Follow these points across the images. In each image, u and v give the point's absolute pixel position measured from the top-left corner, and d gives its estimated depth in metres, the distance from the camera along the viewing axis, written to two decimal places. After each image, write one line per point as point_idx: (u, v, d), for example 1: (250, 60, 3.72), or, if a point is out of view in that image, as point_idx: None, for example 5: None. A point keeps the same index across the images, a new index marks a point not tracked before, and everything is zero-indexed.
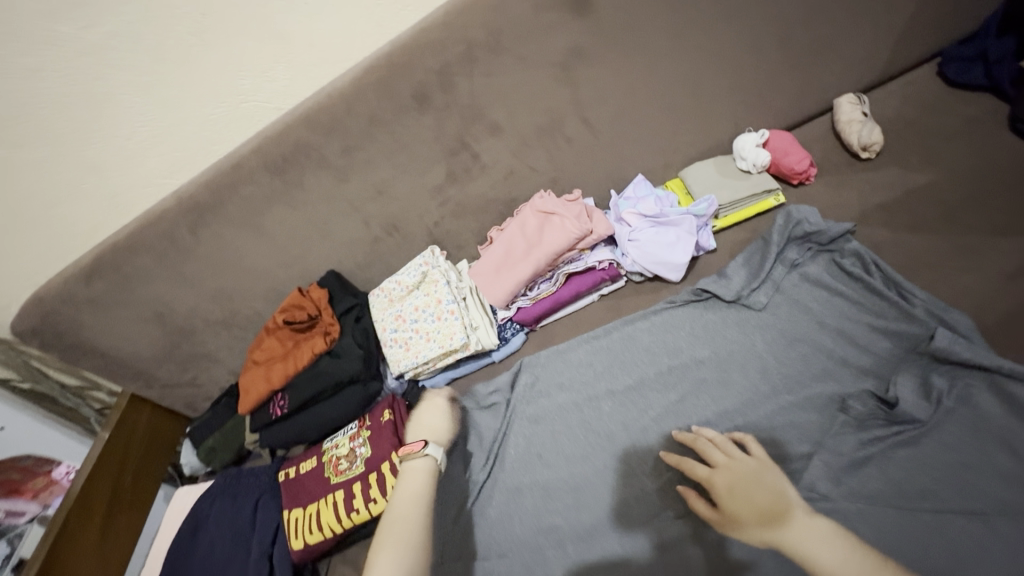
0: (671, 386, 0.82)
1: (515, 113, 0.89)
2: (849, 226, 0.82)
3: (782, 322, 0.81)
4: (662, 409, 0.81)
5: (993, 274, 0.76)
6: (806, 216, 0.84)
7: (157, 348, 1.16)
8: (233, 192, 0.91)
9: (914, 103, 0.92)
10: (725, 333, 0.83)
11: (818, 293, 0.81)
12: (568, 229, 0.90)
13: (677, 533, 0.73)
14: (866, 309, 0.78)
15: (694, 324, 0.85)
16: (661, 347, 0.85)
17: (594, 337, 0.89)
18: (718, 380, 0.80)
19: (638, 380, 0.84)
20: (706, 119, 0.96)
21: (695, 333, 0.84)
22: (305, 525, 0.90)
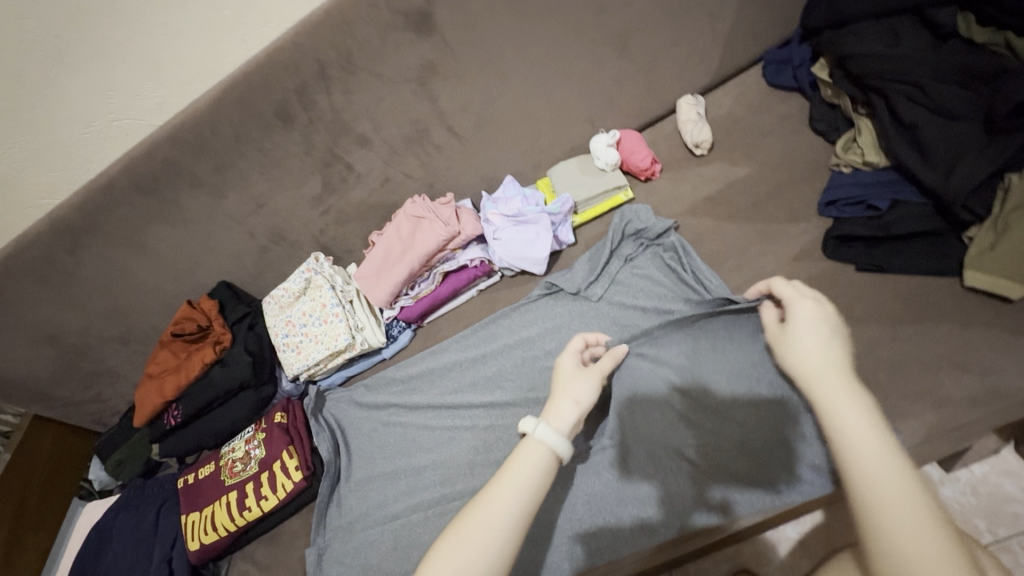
0: (523, 374, 0.91)
1: (379, 125, 0.94)
2: (671, 222, 0.92)
3: (615, 310, 0.91)
4: (515, 394, 0.89)
5: (796, 255, 0.87)
6: (638, 214, 0.94)
7: (53, 368, 1.17)
8: (107, 212, 0.93)
9: (745, 101, 1.02)
10: (570, 324, 0.92)
11: (653, 283, 0.91)
12: (438, 232, 0.97)
13: None
14: (685, 292, 0.88)
15: (544, 317, 0.94)
16: (518, 339, 0.94)
17: (463, 336, 0.99)
18: None
19: (498, 372, 0.93)
20: (566, 122, 1.04)
21: (544, 326, 0.93)
22: (202, 526, 0.94)
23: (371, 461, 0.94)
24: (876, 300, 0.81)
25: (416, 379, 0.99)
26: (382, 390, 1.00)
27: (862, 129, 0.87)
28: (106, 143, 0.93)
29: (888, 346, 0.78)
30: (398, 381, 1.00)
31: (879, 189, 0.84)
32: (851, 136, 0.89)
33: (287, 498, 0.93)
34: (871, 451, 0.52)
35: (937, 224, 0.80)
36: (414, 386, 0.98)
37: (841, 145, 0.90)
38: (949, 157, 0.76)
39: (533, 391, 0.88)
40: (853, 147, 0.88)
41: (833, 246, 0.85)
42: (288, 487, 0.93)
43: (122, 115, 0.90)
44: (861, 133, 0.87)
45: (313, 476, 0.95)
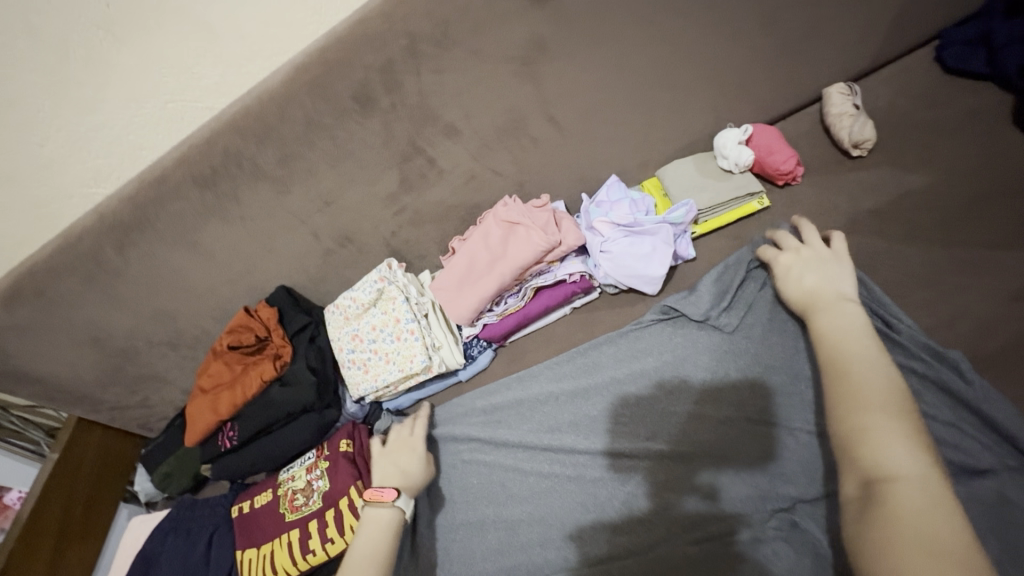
0: (638, 419, 0.77)
1: (472, 113, 0.80)
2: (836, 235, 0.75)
3: (755, 346, 0.76)
4: (630, 444, 0.76)
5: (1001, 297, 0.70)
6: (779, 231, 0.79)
7: (99, 371, 1.08)
8: (159, 206, 0.81)
9: (911, 92, 0.84)
10: (697, 359, 0.77)
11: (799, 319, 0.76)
12: (535, 240, 0.82)
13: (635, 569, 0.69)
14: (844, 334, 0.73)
15: (662, 348, 0.79)
16: (628, 373, 0.79)
17: (557, 361, 0.84)
18: (688, 412, 0.75)
19: (604, 413, 0.79)
20: (685, 112, 0.87)
21: (662, 359, 0.79)
22: (260, 568, 0.83)
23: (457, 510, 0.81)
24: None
25: (502, 408, 0.84)
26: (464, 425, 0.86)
27: None
28: (163, 124, 0.80)
29: None
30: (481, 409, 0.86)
31: None
32: None
33: None
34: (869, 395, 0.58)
35: None
36: (503, 423, 0.83)
37: None
38: None
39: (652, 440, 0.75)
40: None
41: None
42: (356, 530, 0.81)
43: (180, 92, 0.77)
44: None
45: None
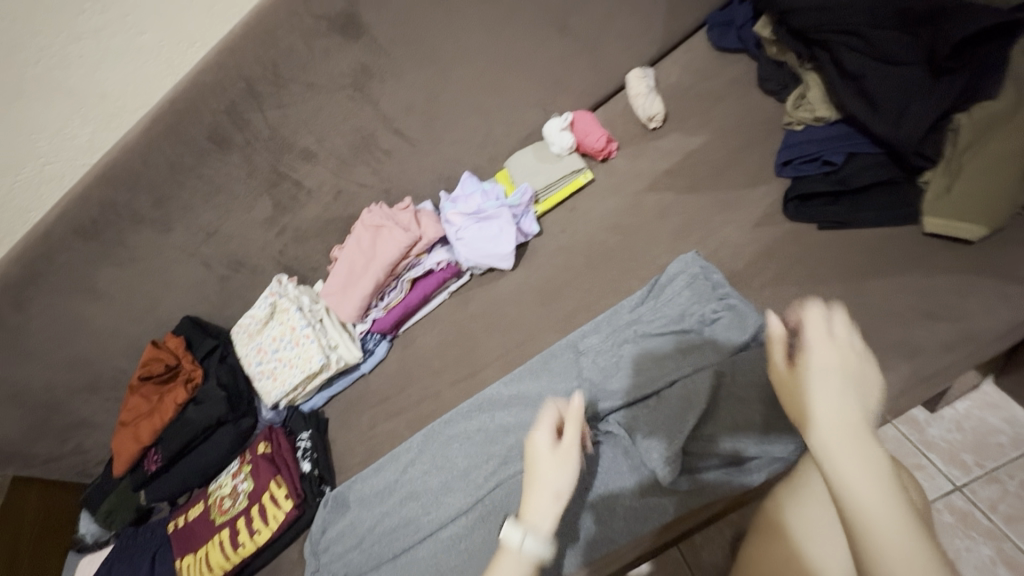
0: (514, 397, 0.83)
1: (323, 137, 0.91)
2: (693, 254, 0.80)
3: (608, 318, 0.82)
4: (503, 418, 0.82)
5: (747, 225, 0.82)
6: (686, 267, 0.79)
7: (23, 427, 1.12)
8: (51, 261, 0.90)
9: (694, 68, 1.00)
10: (561, 342, 0.85)
11: (680, 272, 0.79)
12: (399, 239, 0.95)
13: (500, 497, 0.75)
14: (705, 281, 0.77)
15: (544, 354, 0.85)
16: (513, 378, 0.86)
17: (508, 378, 0.86)
18: (551, 375, 0.82)
19: (487, 398, 0.86)
20: (515, 110, 1.01)
21: (539, 361, 0.85)
22: (197, 568, 0.92)
23: (369, 492, 0.89)
24: (834, 256, 0.75)
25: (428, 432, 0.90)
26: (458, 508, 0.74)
27: (811, 84, 0.83)
28: (42, 188, 0.88)
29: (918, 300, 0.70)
30: (416, 440, 0.90)
31: (834, 143, 0.79)
32: (800, 93, 0.84)
33: (280, 528, 0.91)
34: (842, 450, 0.49)
35: (892, 172, 0.76)
36: (426, 440, 0.88)
37: (792, 103, 0.85)
38: (898, 103, 0.72)
39: (548, 385, 0.81)
40: (804, 104, 0.83)
41: (793, 206, 0.80)
42: (279, 518, 0.91)
43: (53, 156, 0.86)
44: (809, 89, 0.83)
45: (304, 502, 0.93)
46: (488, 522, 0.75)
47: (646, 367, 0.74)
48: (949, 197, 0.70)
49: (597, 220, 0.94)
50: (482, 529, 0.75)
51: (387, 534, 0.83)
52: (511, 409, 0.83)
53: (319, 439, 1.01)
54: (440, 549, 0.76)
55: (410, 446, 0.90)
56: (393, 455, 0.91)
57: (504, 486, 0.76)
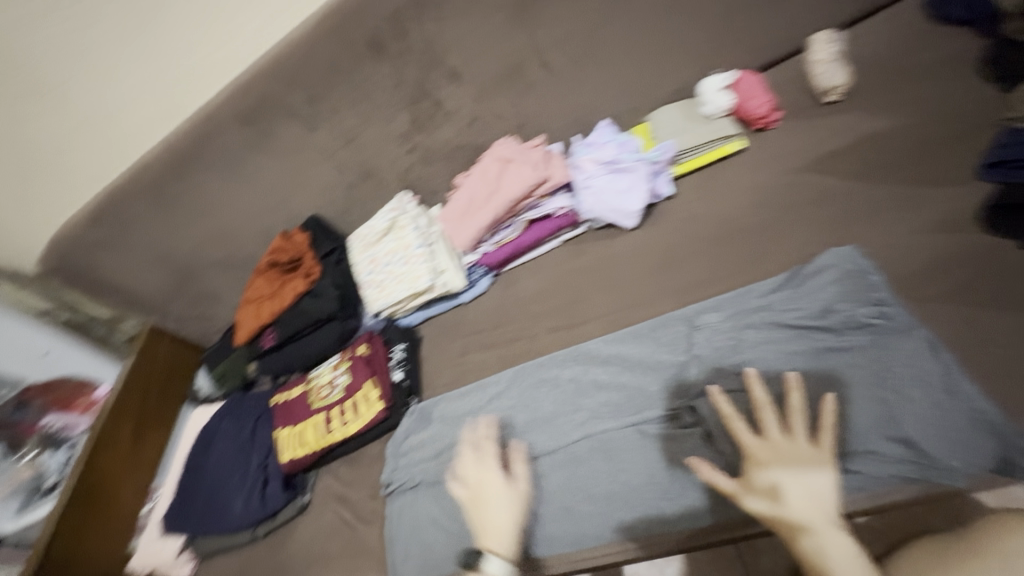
0: (615, 358, 0.82)
1: (472, 59, 0.90)
2: (850, 249, 0.72)
3: (735, 299, 0.77)
4: (597, 376, 0.82)
5: (922, 228, 0.72)
6: (843, 262, 0.72)
7: (166, 286, 1.27)
8: (211, 141, 0.98)
9: (891, 43, 0.88)
10: (675, 313, 0.81)
11: (834, 266, 0.72)
12: (526, 177, 0.93)
13: (583, 450, 0.77)
14: (857, 277, 0.70)
15: (654, 323, 0.82)
16: (617, 337, 0.84)
17: (613, 338, 0.84)
18: (657, 345, 0.79)
19: (586, 353, 0.85)
20: (672, 60, 0.94)
21: (647, 328, 0.82)
22: (293, 442, 1.03)
23: (454, 415, 0.93)
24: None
25: (518, 371, 0.91)
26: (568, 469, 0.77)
27: None
28: (208, 75, 0.94)
29: None
30: (505, 377, 0.91)
31: None
32: None
33: (367, 425, 0.98)
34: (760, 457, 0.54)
35: None
36: (515, 379, 0.90)
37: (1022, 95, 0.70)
38: None
39: (651, 353, 0.79)
40: None
41: (991, 216, 0.70)
42: (369, 416, 0.98)
43: (222, 44, 0.90)
44: None
45: (392, 407, 0.99)
46: (567, 466, 0.77)
47: (771, 356, 0.69)
48: None
49: (739, 194, 0.88)
50: (564, 472, 0.77)
51: None
52: (609, 365, 0.82)
53: (412, 349, 1.07)
54: None
55: (499, 380, 0.92)
56: (480, 386, 0.94)
57: (586, 440, 0.77)
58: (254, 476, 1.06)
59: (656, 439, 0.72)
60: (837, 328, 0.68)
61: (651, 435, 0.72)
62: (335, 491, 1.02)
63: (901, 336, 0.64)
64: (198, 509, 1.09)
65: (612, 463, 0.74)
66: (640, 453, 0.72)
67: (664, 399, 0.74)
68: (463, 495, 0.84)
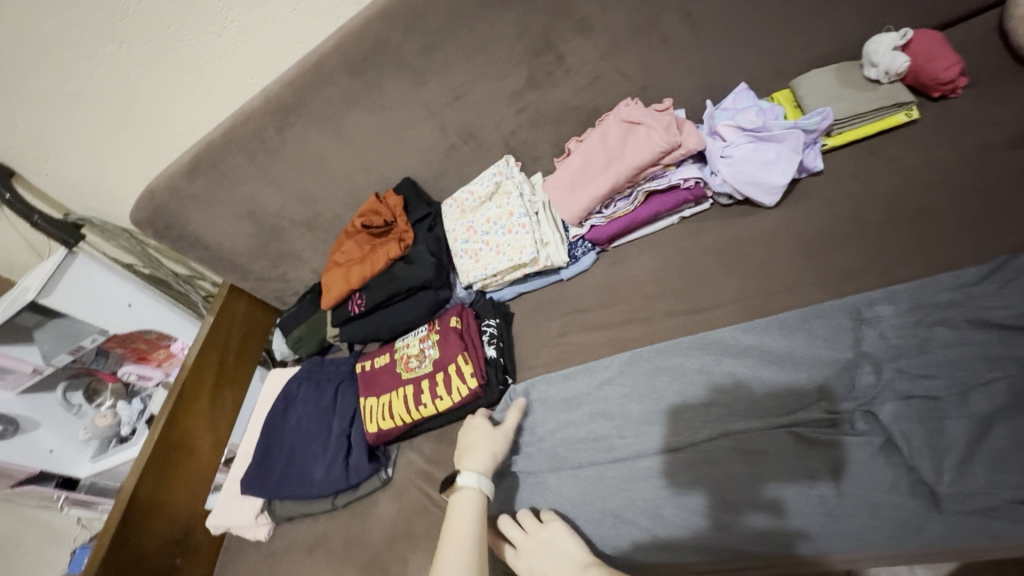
0: (758, 350, 0.72)
1: (607, 8, 0.80)
2: None
3: (916, 292, 0.67)
4: (735, 367, 0.72)
5: None
6: None
7: (250, 245, 1.24)
8: (316, 92, 0.93)
9: None
10: (835, 303, 0.71)
11: None
12: (655, 142, 0.84)
13: (720, 449, 0.68)
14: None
15: (808, 313, 0.71)
16: (760, 325, 0.74)
17: (754, 326, 0.74)
18: (814, 337, 0.69)
19: (721, 341, 0.76)
20: (835, 14, 0.82)
21: (798, 318, 0.72)
22: (379, 412, 0.98)
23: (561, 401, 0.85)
24: None
25: (635, 355, 0.82)
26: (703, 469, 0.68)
27: None
28: (313, 21, 0.91)
29: None
30: (619, 360, 0.83)
31: None
32: None
33: (460, 402, 0.92)
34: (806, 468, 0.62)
35: None
36: (631, 362, 0.82)
37: None
38: None
39: (805, 346, 0.69)
40: None
41: None
42: (462, 392, 0.91)
43: None
44: None
45: (487, 386, 0.92)
46: (700, 463, 0.68)
47: (968, 363, 0.60)
48: None
49: (907, 173, 0.76)
50: (696, 472, 0.68)
51: (574, 443, 0.79)
52: (751, 356, 0.72)
53: (506, 325, 1.01)
54: (635, 476, 0.72)
55: (613, 363, 0.83)
56: (589, 368, 0.86)
57: (724, 439, 0.68)
58: (336, 444, 1.02)
59: (816, 445, 0.63)
60: None
61: (810, 439, 0.63)
62: (420, 467, 0.98)
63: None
64: (277, 472, 1.07)
65: (757, 467, 0.65)
66: (796, 459, 0.63)
67: (825, 399, 0.65)
68: (572, 486, 0.76)
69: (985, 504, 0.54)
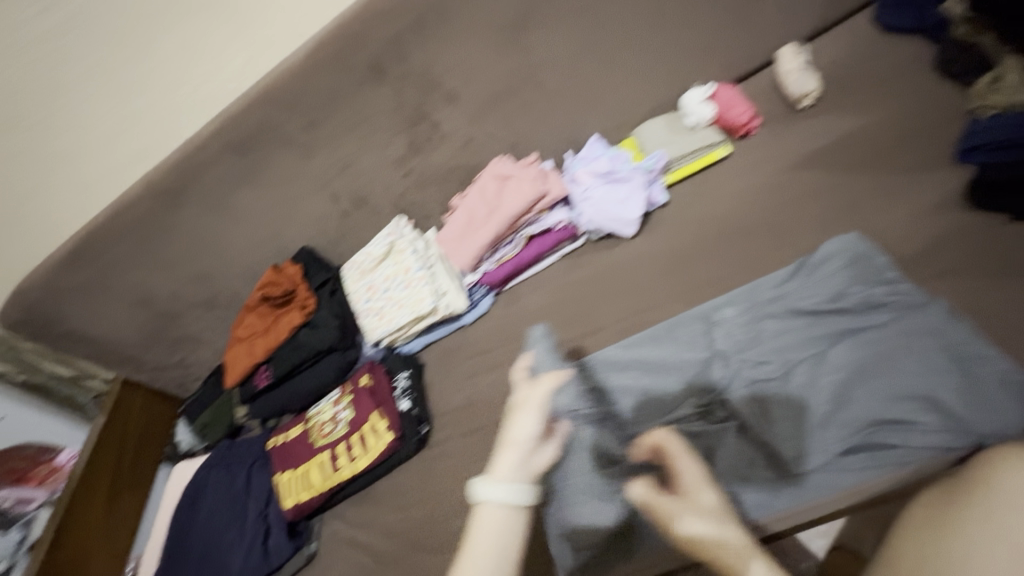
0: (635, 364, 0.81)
1: (468, 81, 0.91)
2: (854, 235, 0.76)
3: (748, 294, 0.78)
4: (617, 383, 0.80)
5: (921, 211, 0.75)
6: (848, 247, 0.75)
7: (144, 333, 1.19)
8: (200, 175, 0.95)
9: (855, 49, 0.95)
10: (689, 314, 0.82)
11: (839, 252, 0.75)
12: (525, 192, 0.95)
13: (612, 458, 0.74)
14: (856, 259, 0.74)
15: (669, 326, 0.82)
16: (633, 342, 0.83)
17: (629, 343, 0.83)
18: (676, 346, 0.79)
19: (604, 361, 0.84)
20: (656, 75, 0.99)
21: (662, 331, 0.82)
22: (295, 485, 0.96)
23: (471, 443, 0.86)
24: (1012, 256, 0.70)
25: None
26: (599, 480, 0.73)
27: (1008, 68, 0.75)
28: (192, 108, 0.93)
29: None
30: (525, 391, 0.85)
31: None
32: (994, 76, 0.77)
33: (378, 459, 0.94)
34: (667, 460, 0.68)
35: None
36: None
37: (983, 87, 0.78)
38: None
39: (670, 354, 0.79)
40: (997, 88, 0.76)
41: (981, 195, 0.73)
42: (379, 449, 0.94)
43: (212, 75, 0.90)
44: (1005, 73, 0.75)
45: (403, 438, 0.95)
46: (604, 473, 0.73)
47: (792, 347, 0.71)
48: None
49: (735, 196, 0.91)
50: (593, 484, 0.73)
51: None
52: (629, 370, 0.81)
53: (416, 374, 1.01)
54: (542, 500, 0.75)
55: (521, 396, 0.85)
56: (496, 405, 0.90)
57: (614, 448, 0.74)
58: (254, 528, 0.98)
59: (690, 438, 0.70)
60: (852, 312, 0.70)
61: (685, 433, 0.70)
62: (344, 535, 0.95)
63: (922, 308, 0.66)
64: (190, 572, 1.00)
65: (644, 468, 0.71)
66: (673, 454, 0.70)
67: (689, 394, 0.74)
68: None
69: (823, 461, 0.62)
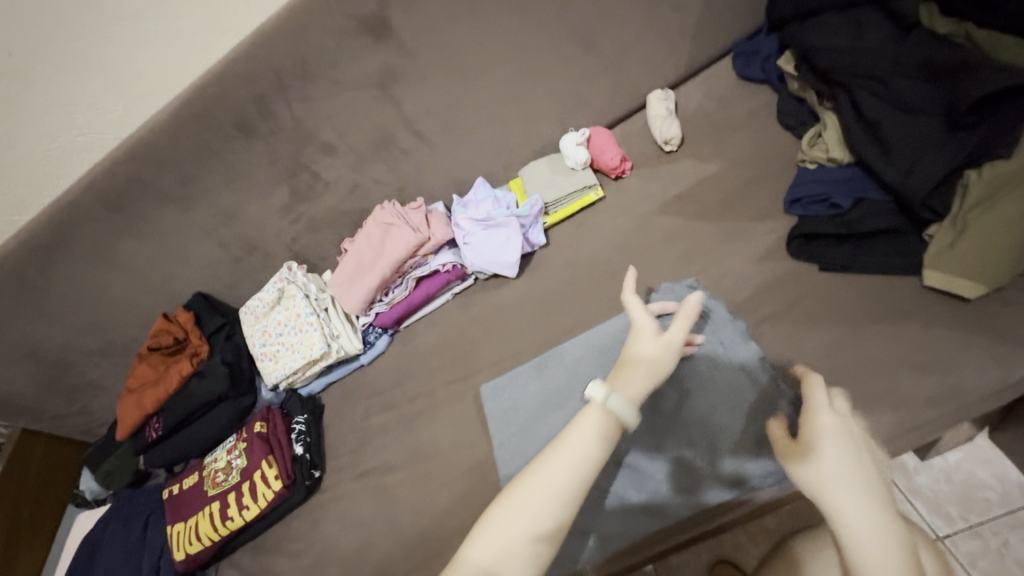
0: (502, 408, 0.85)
1: (344, 133, 0.93)
2: (692, 281, 0.82)
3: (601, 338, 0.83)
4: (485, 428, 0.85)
5: (749, 259, 0.84)
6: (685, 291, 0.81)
7: (35, 384, 1.15)
8: (76, 229, 0.94)
9: (715, 96, 1.02)
10: (550, 358, 0.86)
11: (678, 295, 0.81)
12: (407, 239, 0.98)
13: None
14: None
15: (534, 370, 0.86)
16: (502, 386, 0.87)
17: (498, 387, 0.87)
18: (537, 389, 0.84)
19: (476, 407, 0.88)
20: (535, 119, 1.03)
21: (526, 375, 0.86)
22: (186, 537, 0.95)
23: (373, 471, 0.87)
24: (828, 298, 0.77)
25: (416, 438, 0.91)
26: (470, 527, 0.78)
27: (827, 124, 0.85)
28: (71, 157, 0.91)
29: (920, 350, 0.70)
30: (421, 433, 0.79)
31: (843, 186, 0.81)
32: (816, 131, 0.87)
33: (268, 506, 0.94)
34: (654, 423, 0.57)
35: (896, 221, 0.77)
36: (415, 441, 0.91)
37: (807, 141, 0.88)
38: (911, 155, 0.74)
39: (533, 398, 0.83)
40: (818, 143, 0.86)
41: (797, 245, 0.82)
42: (268, 497, 0.94)
43: (84, 127, 0.88)
44: (825, 129, 0.86)
45: (293, 484, 0.95)
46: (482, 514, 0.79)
47: None
48: (950, 253, 0.71)
49: (607, 238, 0.96)
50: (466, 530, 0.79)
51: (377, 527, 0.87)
52: (508, 423, 0.83)
53: (312, 417, 1.03)
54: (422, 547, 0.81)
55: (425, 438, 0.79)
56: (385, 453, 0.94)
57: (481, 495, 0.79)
58: None
59: None
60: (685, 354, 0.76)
61: None
62: None
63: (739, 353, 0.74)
64: None
65: None
66: None
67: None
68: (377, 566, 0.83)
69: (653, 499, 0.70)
